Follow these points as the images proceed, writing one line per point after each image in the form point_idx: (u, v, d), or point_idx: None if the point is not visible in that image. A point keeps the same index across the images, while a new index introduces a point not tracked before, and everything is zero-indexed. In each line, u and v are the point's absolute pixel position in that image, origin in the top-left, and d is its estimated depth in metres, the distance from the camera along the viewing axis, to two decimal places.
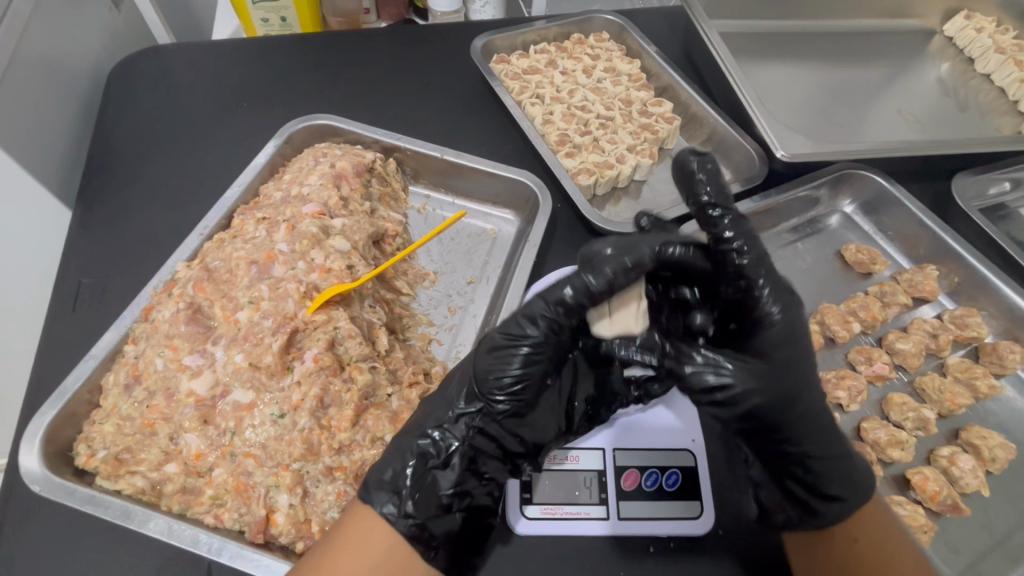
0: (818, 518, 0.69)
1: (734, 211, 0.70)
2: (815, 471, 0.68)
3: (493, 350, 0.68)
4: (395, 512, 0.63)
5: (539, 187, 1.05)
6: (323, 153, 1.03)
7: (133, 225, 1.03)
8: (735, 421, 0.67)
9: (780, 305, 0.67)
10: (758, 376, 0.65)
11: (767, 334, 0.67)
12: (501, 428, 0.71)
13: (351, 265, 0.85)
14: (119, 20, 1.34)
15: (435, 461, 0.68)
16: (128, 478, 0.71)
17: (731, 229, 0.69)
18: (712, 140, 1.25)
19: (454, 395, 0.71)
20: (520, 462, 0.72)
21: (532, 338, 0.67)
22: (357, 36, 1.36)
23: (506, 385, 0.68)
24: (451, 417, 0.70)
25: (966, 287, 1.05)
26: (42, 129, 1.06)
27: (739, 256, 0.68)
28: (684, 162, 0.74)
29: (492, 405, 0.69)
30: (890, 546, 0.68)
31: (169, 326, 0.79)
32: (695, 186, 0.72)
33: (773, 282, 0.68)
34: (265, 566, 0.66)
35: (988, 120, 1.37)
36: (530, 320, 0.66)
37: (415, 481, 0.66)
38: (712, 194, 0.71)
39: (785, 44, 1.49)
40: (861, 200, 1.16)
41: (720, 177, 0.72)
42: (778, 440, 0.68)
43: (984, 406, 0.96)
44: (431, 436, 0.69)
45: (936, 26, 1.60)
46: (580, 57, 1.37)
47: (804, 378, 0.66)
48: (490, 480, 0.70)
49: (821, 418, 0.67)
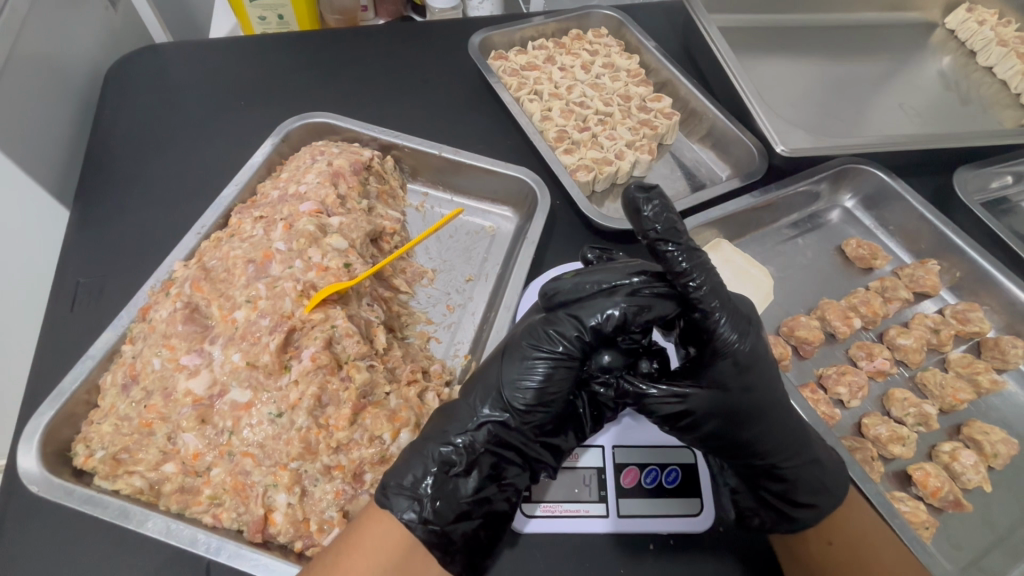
0: (793, 522, 0.70)
1: (688, 243, 0.64)
2: (785, 480, 0.70)
3: (522, 360, 0.68)
4: (415, 518, 0.63)
5: (537, 183, 1.04)
6: (321, 152, 1.03)
7: (131, 224, 1.03)
8: (698, 441, 0.70)
9: (738, 334, 0.65)
10: (713, 402, 0.66)
11: (725, 363, 0.66)
12: (523, 437, 0.69)
13: (348, 264, 0.85)
14: (116, 20, 1.34)
15: (457, 469, 0.67)
16: (127, 478, 0.71)
17: (685, 262, 0.63)
18: (711, 135, 1.24)
19: (478, 402, 0.70)
20: (541, 470, 0.72)
21: (557, 352, 0.67)
22: (354, 33, 1.36)
23: (529, 394, 0.68)
24: (474, 424, 0.69)
25: (967, 282, 1.05)
26: (39, 129, 1.06)
27: (693, 289, 0.63)
28: (629, 199, 0.66)
29: (517, 414, 0.68)
30: (867, 542, 0.70)
31: (166, 325, 0.78)
32: (642, 223, 0.65)
33: (731, 311, 0.65)
34: (264, 566, 0.65)
35: (990, 113, 1.36)
36: (561, 337, 0.67)
37: (436, 489, 0.65)
38: (661, 229, 0.64)
39: (785, 38, 1.48)
40: (862, 194, 1.15)
41: (671, 210, 0.65)
42: (746, 455, 0.70)
43: (986, 401, 0.96)
44: (454, 442, 0.68)
45: (937, 19, 1.59)
46: (578, 53, 1.36)
47: (765, 398, 0.67)
48: (509, 486, 0.70)
49: (784, 432, 0.69)
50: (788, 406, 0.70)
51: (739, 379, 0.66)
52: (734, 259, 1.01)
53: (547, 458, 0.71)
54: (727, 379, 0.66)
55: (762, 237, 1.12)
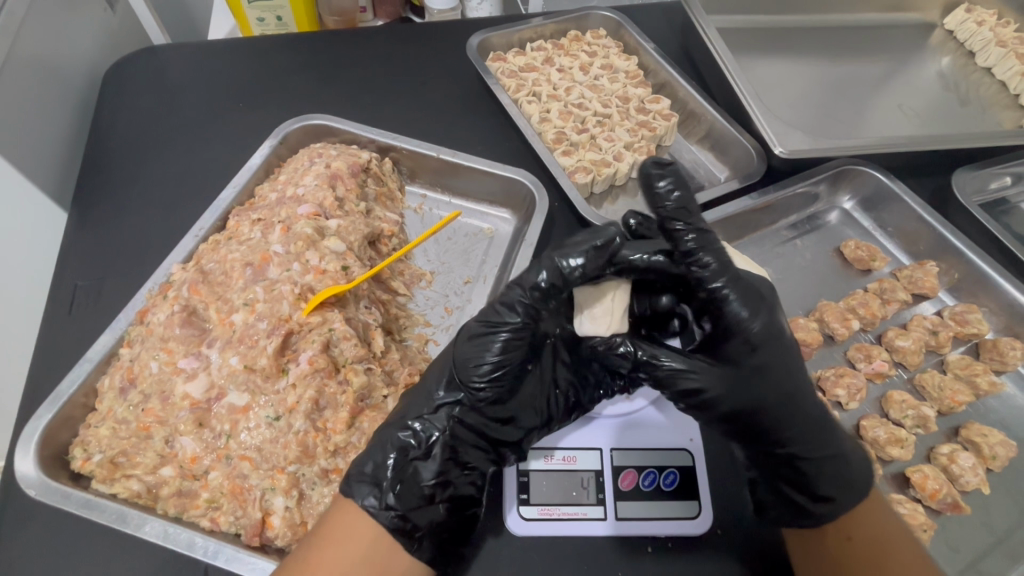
0: (819, 518, 0.69)
1: (698, 223, 0.68)
2: (806, 471, 0.71)
3: (471, 341, 0.70)
4: (376, 505, 0.64)
5: (535, 185, 1.04)
6: (319, 154, 1.03)
7: (128, 226, 1.03)
8: (715, 424, 0.72)
9: (750, 313, 0.67)
10: (725, 381, 0.69)
11: (737, 342, 0.68)
12: (481, 417, 0.72)
13: (346, 266, 0.85)
14: (115, 22, 1.34)
15: (416, 453, 0.68)
16: (124, 482, 0.71)
17: (693, 241, 0.68)
18: (710, 137, 1.24)
19: (434, 386, 0.72)
20: (504, 450, 0.73)
21: (510, 325, 0.69)
22: (353, 35, 1.36)
23: (484, 372, 0.70)
24: (431, 408, 0.70)
25: (966, 284, 1.04)
26: (37, 132, 1.06)
27: (700, 267, 0.67)
28: (645, 174, 0.69)
29: (473, 393, 0.70)
30: (886, 541, 0.69)
31: (164, 328, 0.78)
32: (656, 200, 0.69)
33: (741, 289, 0.67)
34: (261, 569, 0.65)
35: (989, 113, 1.36)
36: (509, 309, 0.69)
37: (396, 473, 0.66)
38: (672, 206, 0.68)
39: (784, 39, 1.48)
40: (860, 196, 1.15)
41: (684, 189, 0.69)
42: (763, 441, 0.71)
43: (985, 403, 0.96)
44: (412, 427, 0.69)
45: (937, 20, 1.59)
46: (577, 55, 1.36)
47: (779, 382, 0.69)
48: (471, 469, 0.71)
49: (804, 418, 0.70)
50: (808, 393, 0.71)
51: (753, 357, 0.68)
52: None
53: (507, 436, 0.73)
54: (741, 358, 0.68)
55: (760, 239, 1.12)
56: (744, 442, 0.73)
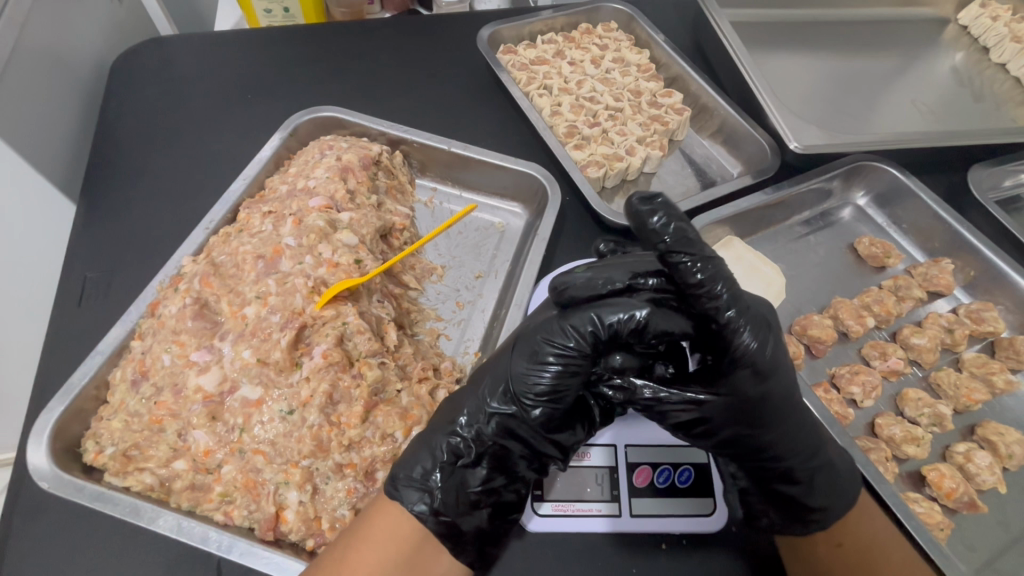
0: (807, 525, 0.69)
1: (701, 251, 0.59)
2: (800, 482, 0.67)
3: (532, 354, 0.65)
4: (426, 510, 0.63)
5: (548, 179, 1.03)
6: (329, 145, 1.01)
7: (138, 218, 1.02)
8: (715, 445, 0.67)
9: (756, 340, 0.60)
10: (729, 412, 0.63)
11: (743, 372, 0.61)
12: (532, 431, 0.67)
13: (359, 259, 0.84)
14: (122, 12, 1.32)
15: (465, 460, 0.66)
16: (137, 475, 0.71)
17: (701, 275, 0.58)
18: (723, 132, 1.22)
19: (486, 392, 0.67)
20: (550, 463, 0.69)
21: (568, 351, 0.63)
22: (361, 27, 1.34)
23: (538, 390, 0.64)
24: (483, 415, 0.67)
25: (982, 281, 1.04)
26: (46, 123, 1.05)
27: (711, 302, 0.59)
28: (633, 215, 0.60)
29: (527, 410, 0.65)
30: (880, 545, 0.69)
31: (176, 321, 0.78)
32: (651, 236, 0.59)
33: (750, 318, 0.60)
34: (277, 563, 0.65)
35: (1004, 110, 1.34)
36: (575, 333, 0.63)
37: (444, 481, 0.64)
38: (672, 241, 0.59)
39: (796, 34, 1.46)
40: (874, 192, 1.14)
41: (679, 219, 0.60)
42: (762, 459, 0.67)
43: (1000, 401, 0.95)
44: (462, 433, 0.66)
45: (950, 15, 1.57)
46: (588, 48, 1.35)
47: (781, 409, 0.63)
48: (518, 477, 0.69)
49: (802, 436, 0.66)
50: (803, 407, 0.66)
51: (756, 385, 0.62)
52: (745, 256, 1.00)
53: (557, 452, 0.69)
54: (744, 387, 0.62)
55: (773, 235, 1.11)
56: (739, 459, 0.68)
